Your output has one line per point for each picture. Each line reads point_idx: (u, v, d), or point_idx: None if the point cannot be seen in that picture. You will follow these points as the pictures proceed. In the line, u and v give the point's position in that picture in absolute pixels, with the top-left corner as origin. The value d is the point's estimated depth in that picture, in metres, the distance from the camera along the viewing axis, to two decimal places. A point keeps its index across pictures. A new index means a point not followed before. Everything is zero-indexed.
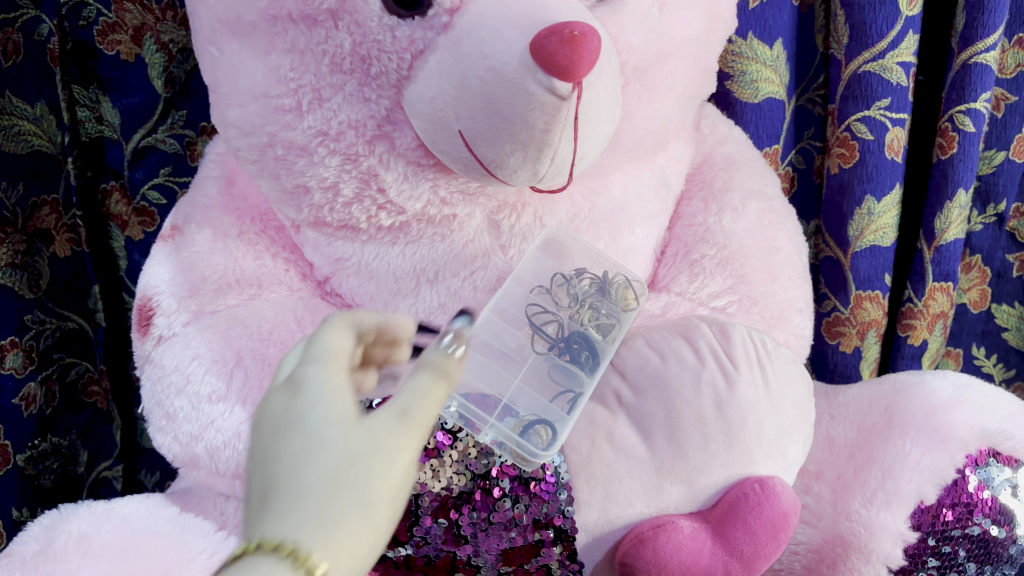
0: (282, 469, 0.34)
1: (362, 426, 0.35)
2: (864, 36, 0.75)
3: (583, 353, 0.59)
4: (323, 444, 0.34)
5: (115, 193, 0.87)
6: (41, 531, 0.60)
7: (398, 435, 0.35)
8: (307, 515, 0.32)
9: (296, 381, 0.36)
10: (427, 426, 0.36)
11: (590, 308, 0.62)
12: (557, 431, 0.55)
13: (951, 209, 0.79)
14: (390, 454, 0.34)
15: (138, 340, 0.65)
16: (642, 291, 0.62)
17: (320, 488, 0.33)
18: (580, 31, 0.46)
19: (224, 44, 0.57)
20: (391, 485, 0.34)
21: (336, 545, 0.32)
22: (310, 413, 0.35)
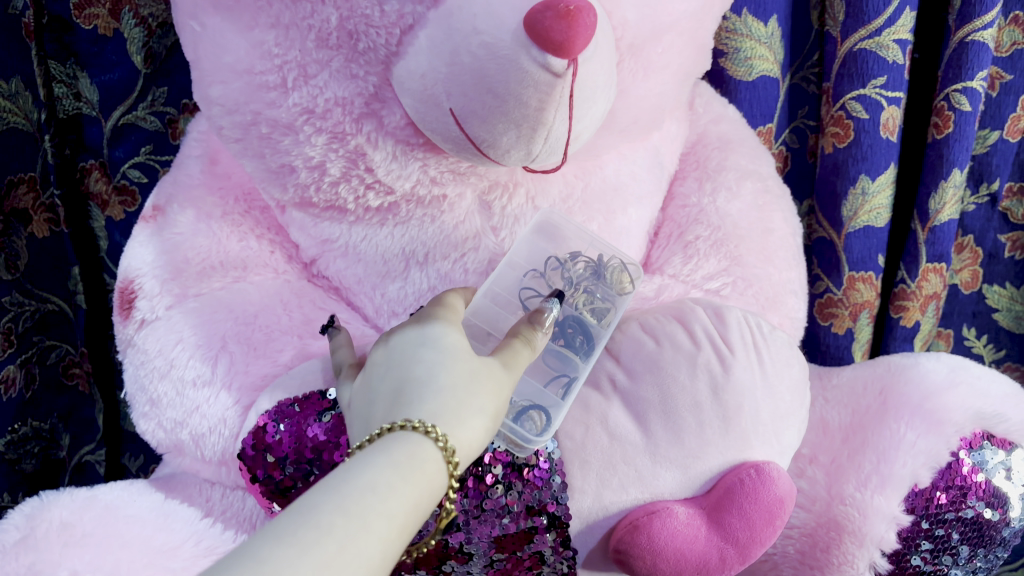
0: (422, 370, 0.42)
1: (479, 359, 0.44)
2: (861, 13, 0.73)
3: (576, 339, 0.58)
4: (451, 359, 0.43)
5: (94, 172, 0.85)
6: (21, 518, 0.58)
7: (505, 374, 0.45)
8: (445, 401, 0.40)
9: (424, 320, 0.46)
10: (518, 377, 0.46)
11: (585, 292, 0.60)
12: (551, 417, 0.53)
13: (945, 189, 0.78)
14: (500, 382, 0.44)
15: (119, 323, 0.63)
16: (637, 273, 0.61)
17: (451, 388, 0.41)
18: (576, 6, 0.45)
19: (206, 19, 0.56)
20: (499, 405, 0.43)
21: (463, 438, 0.40)
22: (443, 338, 0.44)
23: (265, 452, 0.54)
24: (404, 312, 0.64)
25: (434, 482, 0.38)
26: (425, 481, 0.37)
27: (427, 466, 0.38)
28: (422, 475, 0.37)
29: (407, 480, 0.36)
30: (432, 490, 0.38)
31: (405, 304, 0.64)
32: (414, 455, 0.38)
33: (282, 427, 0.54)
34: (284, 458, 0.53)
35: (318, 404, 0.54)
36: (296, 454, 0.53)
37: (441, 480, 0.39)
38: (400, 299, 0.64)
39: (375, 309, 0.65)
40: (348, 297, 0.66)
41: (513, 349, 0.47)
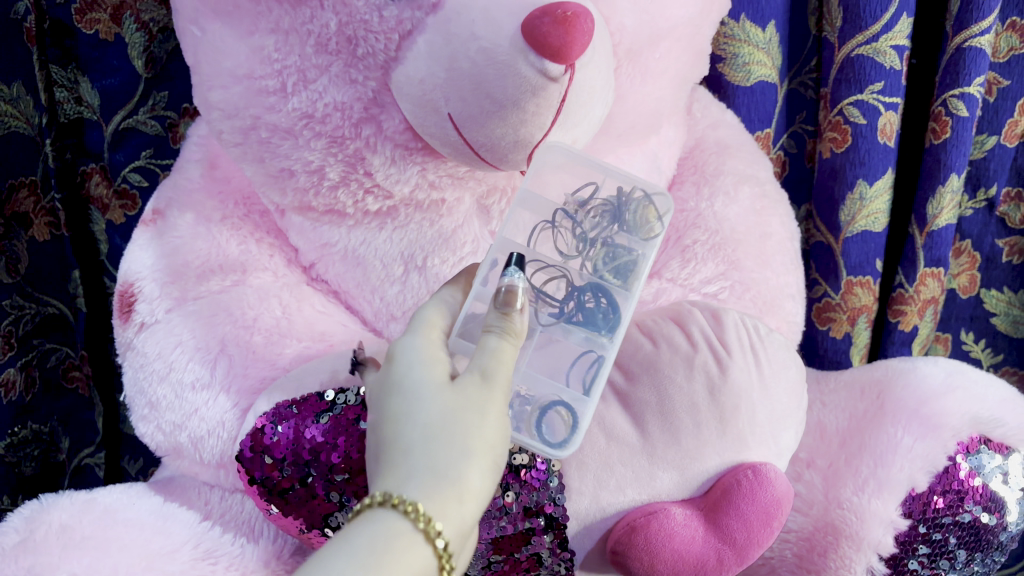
0: (395, 423, 0.42)
1: (454, 388, 0.43)
2: (858, 18, 0.74)
3: (602, 307, 0.53)
4: (419, 405, 0.42)
5: (95, 176, 0.85)
6: (21, 521, 0.59)
7: (488, 394, 0.43)
8: (418, 461, 0.40)
9: (396, 350, 0.46)
10: (504, 381, 0.44)
11: (604, 244, 0.55)
12: (577, 414, 0.51)
13: (943, 194, 0.78)
14: (483, 407, 0.43)
15: (119, 326, 0.64)
16: (666, 204, 0.55)
17: (422, 442, 0.41)
18: (573, 11, 0.46)
19: (206, 25, 0.56)
20: (487, 436, 0.42)
21: (447, 494, 0.40)
22: (412, 375, 0.44)
23: (263, 454, 0.54)
24: (403, 315, 0.64)
25: (414, 556, 0.38)
26: (400, 560, 0.38)
27: (399, 540, 0.38)
28: (394, 555, 0.38)
29: (376, 564, 0.37)
30: (415, 563, 0.38)
31: (403, 307, 0.64)
32: (383, 535, 0.38)
33: (280, 429, 0.54)
34: (282, 460, 0.53)
35: (316, 406, 0.55)
36: (293, 456, 0.53)
37: (422, 548, 0.39)
38: (399, 303, 0.64)
39: (374, 313, 0.65)
40: (347, 300, 0.66)
41: (497, 346, 0.45)
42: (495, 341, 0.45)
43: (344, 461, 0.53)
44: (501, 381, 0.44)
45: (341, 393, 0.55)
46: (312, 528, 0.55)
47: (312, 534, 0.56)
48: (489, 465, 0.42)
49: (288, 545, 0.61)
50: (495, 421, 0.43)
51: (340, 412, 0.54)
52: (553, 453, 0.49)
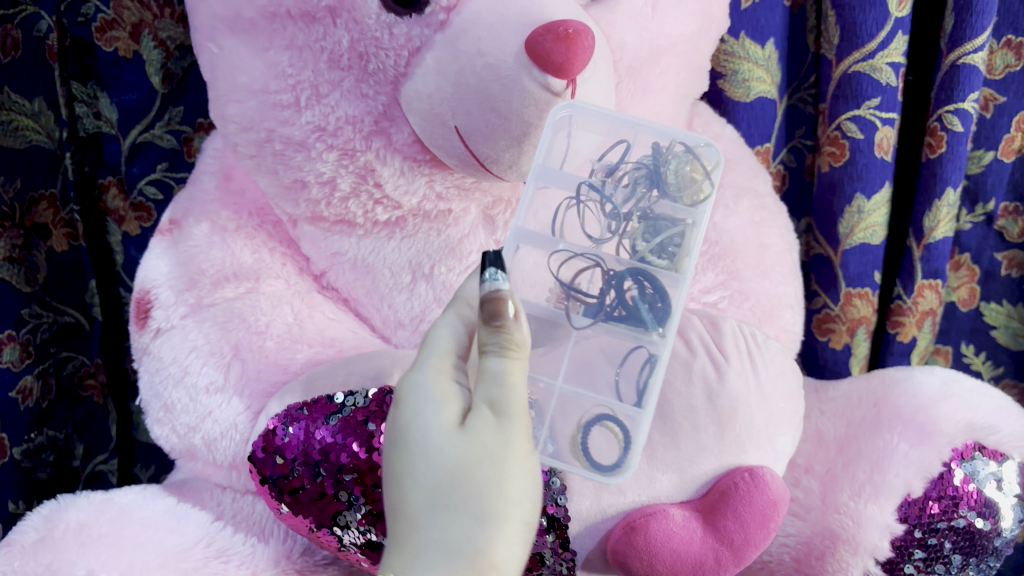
0: (411, 485, 0.44)
1: (464, 436, 0.43)
2: (854, 36, 0.76)
3: (647, 295, 0.53)
4: (430, 468, 0.43)
5: (112, 189, 0.87)
6: (40, 520, 0.61)
7: (501, 438, 0.43)
8: (433, 533, 0.42)
9: (405, 389, 0.46)
10: (519, 411, 0.44)
11: (642, 213, 0.55)
12: (630, 430, 0.51)
13: (940, 207, 0.80)
14: (497, 458, 0.43)
15: (136, 332, 0.66)
16: (713, 157, 0.55)
17: (437, 512, 0.43)
18: (574, 29, 0.48)
19: (224, 42, 0.58)
20: (505, 491, 0.43)
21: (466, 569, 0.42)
22: (421, 424, 0.44)
23: (275, 454, 0.56)
24: (410, 322, 0.67)
25: None
26: None
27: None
28: None
29: None
30: None
31: (411, 314, 0.66)
32: None
33: (291, 430, 0.56)
34: (293, 460, 0.55)
35: (325, 408, 0.56)
36: (304, 456, 0.55)
37: None
38: (407, 310, 0.66)
39: (383, 320, 0.67)
40: (356, 308, 0.68)
41: (503, 371, 0.44)
42: (500, 365, 0.44)
43: (352, 461, 0.55)
44: (515, 413, 0.44)
45: (350, 395, 0.56)
46: (321, 526, 0.57)
47: (321, 533, 0.58)
48: (511, 518, 0.43)
49: (297, 545, 0.63)
50: (514, 463, 0.44)
51: (349, 413, 0.56)
52: (610, 480, 0.51)
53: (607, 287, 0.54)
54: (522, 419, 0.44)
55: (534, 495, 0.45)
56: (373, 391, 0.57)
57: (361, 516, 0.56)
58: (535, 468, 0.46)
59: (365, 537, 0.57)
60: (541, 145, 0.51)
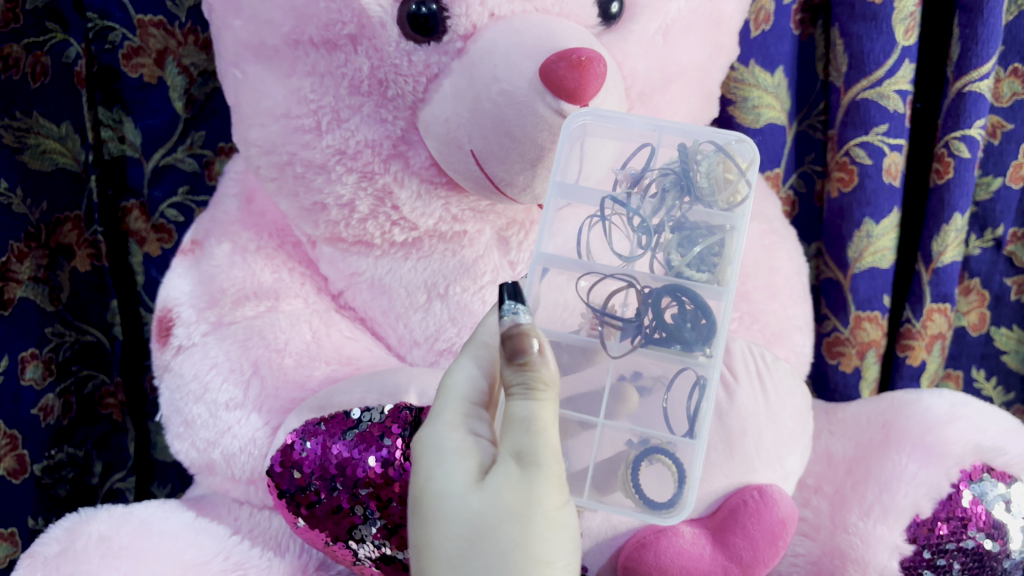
0: (435, 546, 0.45)
1: (483, 492, 0.44)
2: (862, 64, 0.77)
3: (689, 313, 0.51)
4: (453, 527, 0.44)
5: (134, 211, 0.88)
6: (63, 532, 0.63)
7: (527, 491, 0.43)
8: None
9: (424, 444, 0.47)
10: (548, 460, 0.44)
11: (675, 220, 0.53)
12: (683, 464, 0.51)
13: (947, 232, 0.81)
14: (521, 515, 0.43)
15: (158, 349, 0.68)
16: (747, 153, 0.53)
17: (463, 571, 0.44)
18: (587, 57, 0.50)
19: (248, 68, 0.60)
20: (530, 547, 0.44)
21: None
22: (441, 484, 0.45)
23: (293, 468, 0.57)
24: (426, 341, 0.68)
25: None
26: None
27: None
28: None
29: None
30: None
31: (426, 333, 0.67)
32: None
33: (308, 445, 0.57)
34: (310, 475, 0.57)
35: (342, 423, 0.57)
36: (320, 471, 0.57)
37: None
38: (422, 329, 0.68)
39: (398, 339, 0.69)
40: (373, 327, 0.70)
41: (530, 415, 0.44)
42: (529, 408, 0.44)
43: (367, 476, 0.56)
44: (542, 462, 0.44)
45: (366, 411, 0.58)
46: (337, 540, 0.58)
47: (337, 547, 0.59)
48: None
49: (312, 560, 0.64)
50: (539, 518, 0.44)
51: (365, 428, 0.57)
52: (668, 520, 0.50)
53: (644, 307, 0.52)
54: (551, 469, 0.44)
55: (566, 548, 0.45)
56: (389, 407, 0.58)
57: (375, 530, 0.57)
58: (568, 521, 0.46)
59: (380, 551, 0.58)
60: (558, 153, 0.51)
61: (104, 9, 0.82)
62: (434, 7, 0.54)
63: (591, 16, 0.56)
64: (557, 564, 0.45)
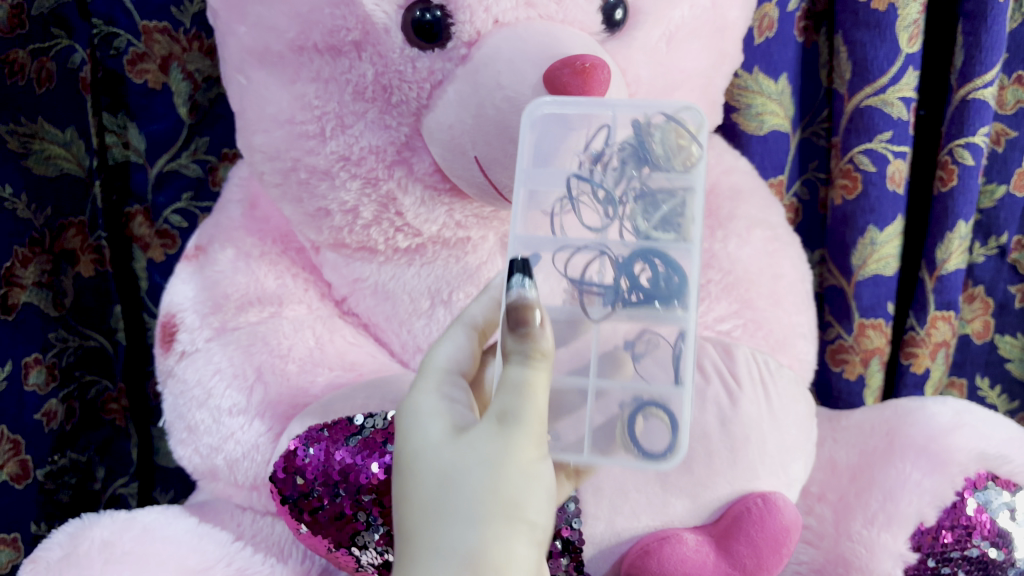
0: (408, 500, 0.43)
1: (457, 445, 0.43)
2: (866, 71, 0.77)
3: (661, 274, 0.49)
4: (424, 480, 0.43)
5: (138, 217, 0.89)
6: (66, 537, 0.63)
7: (500, 442, 0.42)
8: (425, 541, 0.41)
9: (406, 409, 0.46)
10: (527, 415, 0.42)
11: (635, 190, 0.51)
12: (671, 410, 0.49)
13: (951, 239, 0.81)
14: (492, 462, 0.41)
15: (161, 354, 0.68)
16: (696, 118, 0.50)
17: (433, 521, 0.41)
18: (591, 64, 0.50)
19: (253, 74, 0.61)
20: (503, 495, 0.41)
21: (460, 572, 0.39)
22: (417, 440, 0.44)
23: (295, 474, 0.57)
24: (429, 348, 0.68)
25: None
26: None
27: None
28: None
29: None
30: None
31: (429, 340, 0.67)
32: None
33: (311, 451, 0.57)
34: (314, 480, 0.57)
35: (345, 430, 0.57)
36: (324, 477, 0.57)
37: None
38: (425, 335, 0.67)
39: (401, 345, 0.69)
40: (376, 333, 0.70)
41: (524, 380, 0.42)
42: (522, 373, 0.42)
43: (370, 482, 0.56)
44: (520, 415, 0.42)
45: (369, 417, 0.58)
46: (340, 546, 0.58)
47: (339, 553, 0.59)
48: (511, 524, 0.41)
49: (316, 564, 0.65)
50: (513, 466, 0.42)
51: (368, 435, 0.57)
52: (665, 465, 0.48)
53: (618, 275, 0.50)
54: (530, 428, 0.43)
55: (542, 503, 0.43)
56: (392, 413, 0.58)
57: (378, 536, 0.57)
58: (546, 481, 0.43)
59: (383, 557, 0.58)
60: (525, 143, 0.51)
61: (110, 15, 0.82)
62: (439, 13, 0.54)
63: (595, 22, 0.56)
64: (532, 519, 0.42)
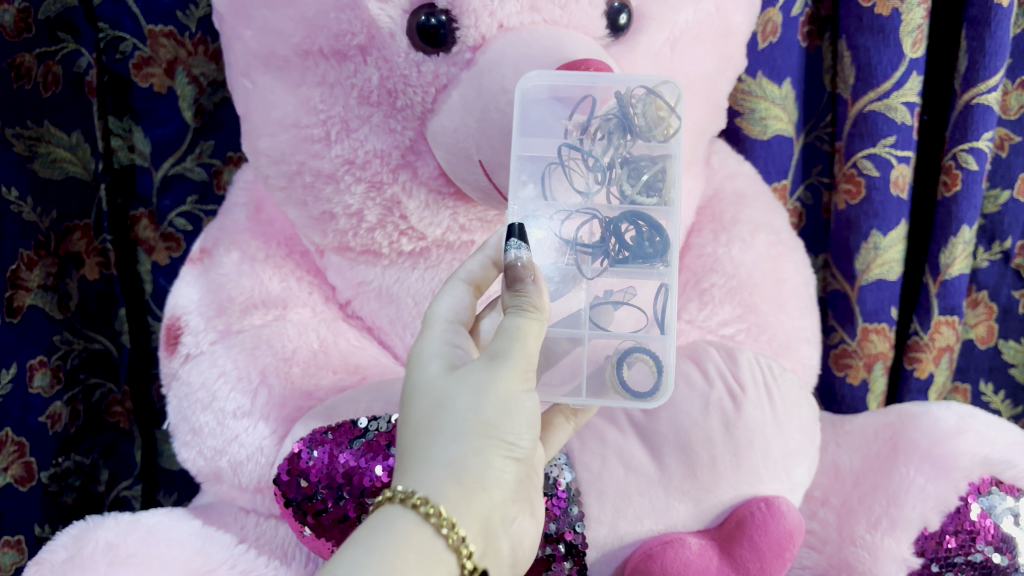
0: (403, 422, 0.46)
1: (450, 376, 0.45)
2: (870, 76, 0.77)
3: (643, 233, 0.53)
4: (415, 405, 0.45)
5: (143, 220, 0.89)
6: (70, 539, 0.63)
7: (486, 373, 0.45)
8: (414, 453, 0.44)
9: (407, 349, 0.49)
10: (519, 356, 0.45)
11: (620, 156, 0.54)
12: (658, 355, 0.52)
13: (955, 244, 0.81)
14: (478, 389, 0.44)
15: (165, 357, 0.68)
16: (674, 92, 0.52)
17: (421, 437, 0.44)
18: (595, 68, 0.49)
19: (259, 78, 0.61)
20: (486, 417, 0.44)
21: (446, 480, 0.42)
22: (415, 373, 0.47)
23: (299, 477, 0.57)
24: None
25: (437, 558, 0.41)
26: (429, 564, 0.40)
27: (418, 543, 0.40)
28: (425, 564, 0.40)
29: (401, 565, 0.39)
30: (430, 562, 0.40)
31: None
32: (398, 534, 0.40)
33: (315, 453, 0.57)
34: (317, 483, 0.57)
35: (350, 432, 0.58)
36: (328, 479, 0.57)
37: (447, 555, 0.41)
38: None
39: (405, 349, 0.69)
40: (380, 337, 0.70)
41: (518, 327, 0.46)
42: (516, 321, 0.46)
43: (374, 485, 0.56)
44: (509, 354, 0.45)
45: (373, 420, 0.58)
46: None
47: None
48: (494, 446, 0.44)
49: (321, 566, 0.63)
50: (499, 395, 0.44)
51: (372, 438, 0.57)
52: (649, 404, 0.51)
53: (606, 235, 0.54)
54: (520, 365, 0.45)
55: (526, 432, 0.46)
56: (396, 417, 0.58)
57: None
58: (529, 412, 0.46)
59: None
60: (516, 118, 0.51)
61: (116, 19, 0.83)
62: (443, 18, 0.54)
63: (600, 27, 0.56)
64: (517, 446, 0.46)
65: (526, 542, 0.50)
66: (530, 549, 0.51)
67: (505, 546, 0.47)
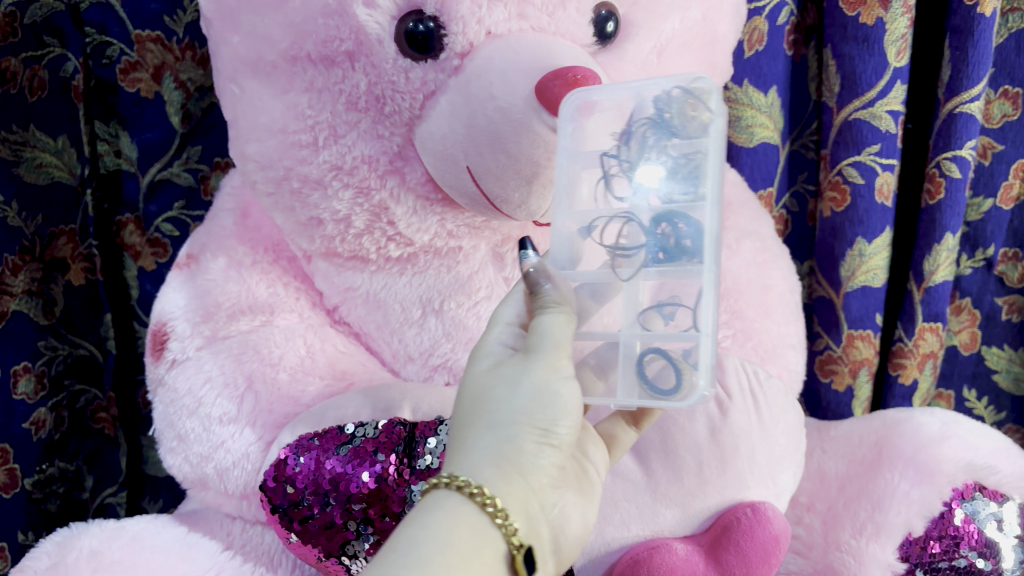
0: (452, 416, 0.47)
1: (490, 369, 0.46)
2: (855, 85, 0.78)
3: (682, 232, 0.47)
4: (459, 401, 0.47)
5: (129, 225, 0.88)
6: (53, 546, 0.62)
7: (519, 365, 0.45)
8: (457, 442, 0.45)
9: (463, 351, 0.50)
10: (551, 348, 0.45)
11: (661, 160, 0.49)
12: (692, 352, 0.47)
13: (939, 252, 0.81)
14: (511, 381, 0.45)
15: (152, 363, 0.68)
16: (709, 86, 0.47)
17: (463, 430, 0.45)
18: (582, 75, 0.50)
19: (246, 83, 0.61)
20: (520, 406, 0.44)
21: (480, 466, 0.43)
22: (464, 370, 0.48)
23: (285, 483, 0.57)
24: (420, 356, 0.68)
25: (484, 541, 0.41)
26: (478, 545, 0.41)
27: (468, 523, 0.42)
28: (472, 545, 0.41)
29: (452, 546, 0.40)
30: (478, 543, 0.41)
31: (420, 348, 0.68)
32: (451, 518, 0.41)
33: (302, 460, 0.57)
34: (304, 489, 0.56)
35: (336, 438, 0.57)
36: (314, 486, 0.56)
37: (494, 537, 0.42)
38: (416, 344, 0.68)
39: (392, 354, 0.69)
40: (367, 342, 0.70)
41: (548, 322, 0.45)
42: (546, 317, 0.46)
43: (361, 491, 0.56)
44: (539, 347, 0.45)
45: (360, 427, 0.58)
46: (330, 556, 0.58)
47: (330, 563, 0.59)
48: (528, 434, 0.44)
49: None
50: (533, 386, 0.44)
51: (359, 444, 0.57)
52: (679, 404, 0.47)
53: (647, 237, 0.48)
54: (554, 358, 0.45)
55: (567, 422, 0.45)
56: (382, 423, 0.58)
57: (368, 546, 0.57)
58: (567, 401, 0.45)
59: None
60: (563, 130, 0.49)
61: (102, 24, 0.83)
62: (432, 24, 0.54)
63: (587, 35, 0.57)
64: (557, 436, 0.45)
65: (570, 527, 0.47)
66: (579, 537, 0.48)
67: (551, 537, 0.47)
